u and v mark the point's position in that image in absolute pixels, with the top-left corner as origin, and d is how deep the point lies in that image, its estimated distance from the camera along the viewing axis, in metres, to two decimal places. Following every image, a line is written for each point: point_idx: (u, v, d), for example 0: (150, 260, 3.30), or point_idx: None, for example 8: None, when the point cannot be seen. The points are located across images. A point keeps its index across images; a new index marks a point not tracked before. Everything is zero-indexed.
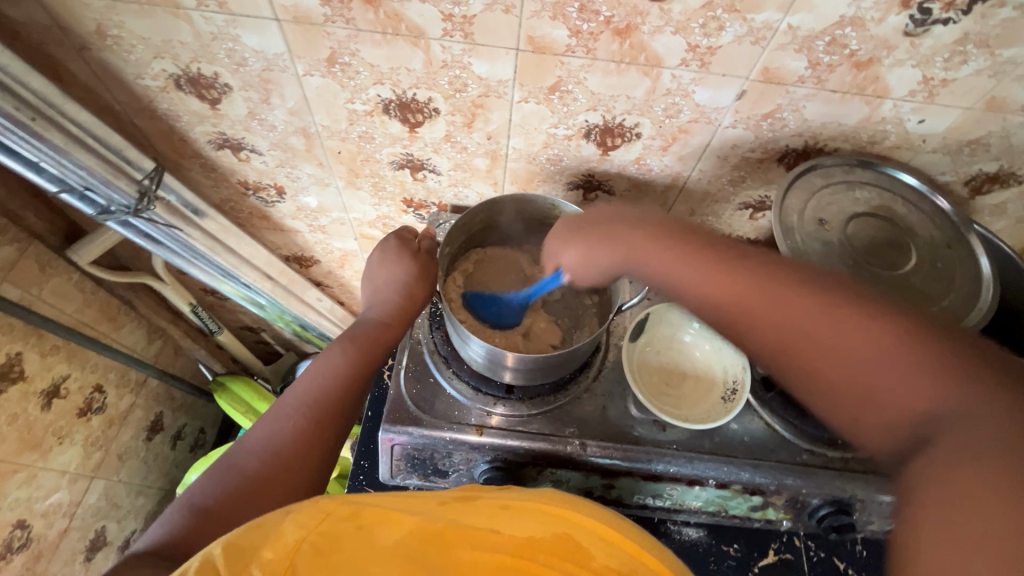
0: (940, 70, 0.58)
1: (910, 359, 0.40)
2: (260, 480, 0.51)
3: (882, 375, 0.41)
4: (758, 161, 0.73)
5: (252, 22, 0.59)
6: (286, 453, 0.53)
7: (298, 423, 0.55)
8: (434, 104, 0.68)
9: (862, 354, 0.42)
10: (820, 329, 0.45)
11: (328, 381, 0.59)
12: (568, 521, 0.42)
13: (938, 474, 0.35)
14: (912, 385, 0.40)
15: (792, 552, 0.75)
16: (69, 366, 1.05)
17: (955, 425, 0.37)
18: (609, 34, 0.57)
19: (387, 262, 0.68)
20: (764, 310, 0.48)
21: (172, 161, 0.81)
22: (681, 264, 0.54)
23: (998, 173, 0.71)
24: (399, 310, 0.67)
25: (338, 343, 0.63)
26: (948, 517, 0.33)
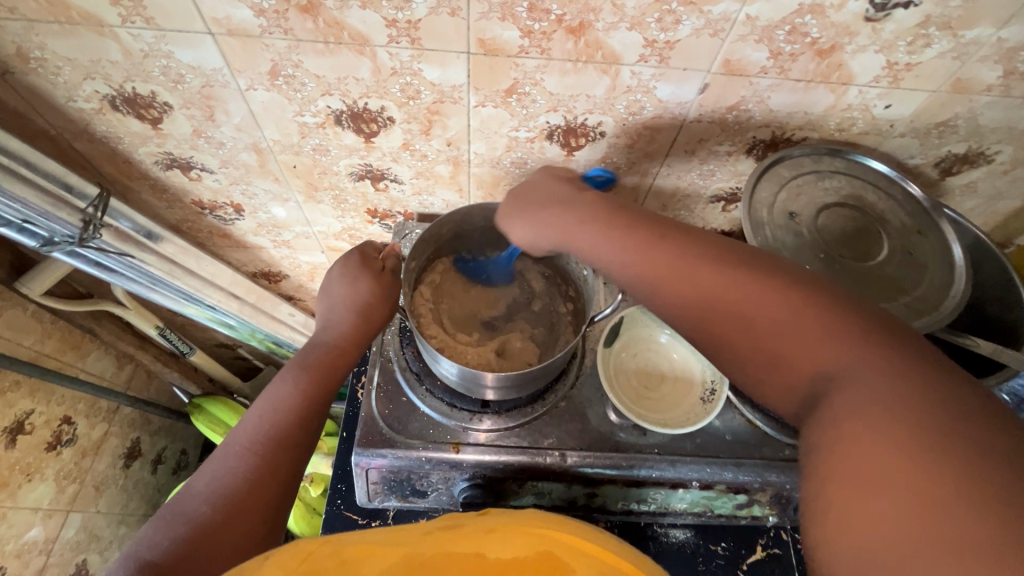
0: (903, 54, 0.57)
1: (817, 326, 0.42)
2: (212, 527, 0.48)
3: (789, 341, 0.43)
4: (727, 154, 0.71)
5: (184, 38, 0.56)
6: (239, 495, 0.50)
7: (250, 463, 0.52)
8: (388, 113, 0.65)
9: (778, 324, 0.44)
10: (737, 305, 0.46)
11: (280, 416, 0.56)
12: (548, 538, 0.40)
13: (850, 428, 0.37)
14: (820, 346, 0.42)
15: (781, 546, 0.75)
16: (33, 401, 1.01)
17: (853, 387, 0.39)
18: (563, 33, 0.55)
19: (344, 280, 0.65)
20: (691, 293, 0.48)
21: (119, 184, 0.77)
22: (610, 234, 0.53)
23: (967, 154, 0.70)
24: (358, 330, 0.64)
25: (290, 372, 0.60)
26: (867, 475, 0.35)
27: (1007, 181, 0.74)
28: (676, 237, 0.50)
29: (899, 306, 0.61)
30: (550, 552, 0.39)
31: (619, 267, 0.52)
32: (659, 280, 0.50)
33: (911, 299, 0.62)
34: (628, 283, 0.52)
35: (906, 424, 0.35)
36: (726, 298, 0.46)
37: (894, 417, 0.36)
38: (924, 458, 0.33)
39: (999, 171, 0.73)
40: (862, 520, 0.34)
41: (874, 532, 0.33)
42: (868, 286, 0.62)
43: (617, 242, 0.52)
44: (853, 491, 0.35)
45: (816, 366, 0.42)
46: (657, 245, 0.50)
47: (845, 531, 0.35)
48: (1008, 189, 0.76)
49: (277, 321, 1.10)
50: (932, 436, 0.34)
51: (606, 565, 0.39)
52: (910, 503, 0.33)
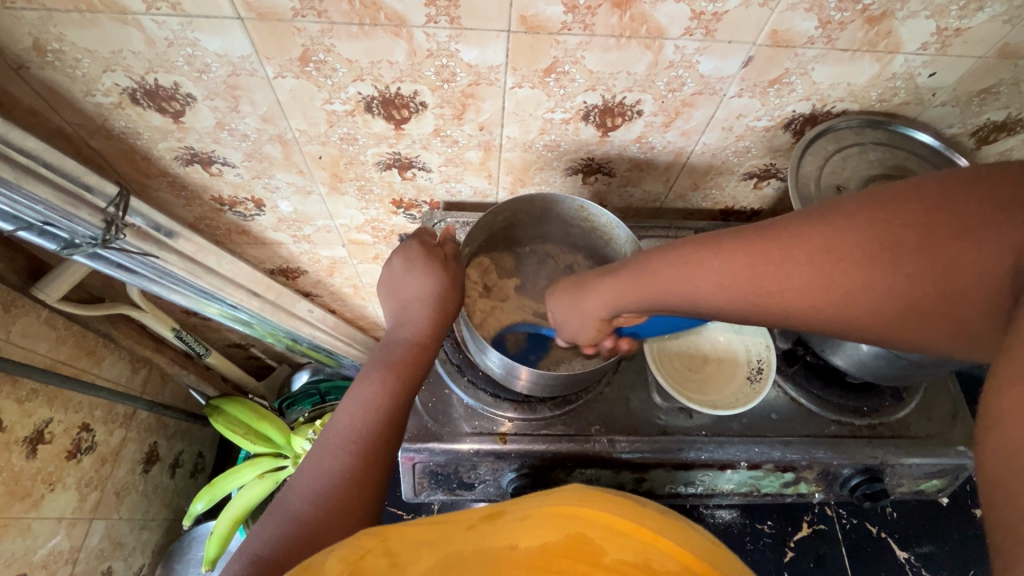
0: (954, 19, 0.55)
1: (949, 242, 0.38)
2: (317, 523, 0.46)
3: (935, 263, 0.38)
4: (764, 130, 0.70)
5: (212, 24, 0.53)
6: (341, 493, 0.49)
7: (348, 461, 0.51)
8: (420, 98, 0.63)
9: (891, 261, 0.40)
10: (848, 262, 0.42)
11: (370, 414, 0.55)
12: (578, 518, 0.40)
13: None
14: (985, 249, 0.36)
15: (826, 522, 0.75)
16: (51, 409, 0.98)
17: None
18: (608, 7, 0.53)
19: (416, 273, 0.63)
20: (815, 280, 0.44)
21: (136, 182, 0.75)
22: (677, 257, 0.53)
23: (1005, 121, 0.69)
24: (432, 324, 0.63)
25: (374, 371, 0.58)
26: None
27: None
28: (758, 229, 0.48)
29: None
30: (584, 533, 0.39)
31: (725, 287, 0.50)
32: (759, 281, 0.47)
33: None
34: (749, 297, 0.49)
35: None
36: (849, 243, 0.42)
37: None
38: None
39: None
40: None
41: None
42: None
43: (703, 253, 0.51)
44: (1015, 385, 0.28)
45: (978, 274, 0.37)
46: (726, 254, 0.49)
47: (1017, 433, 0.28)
48: None
49: (296, 318, 1.08)
50: None
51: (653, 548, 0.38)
52: None
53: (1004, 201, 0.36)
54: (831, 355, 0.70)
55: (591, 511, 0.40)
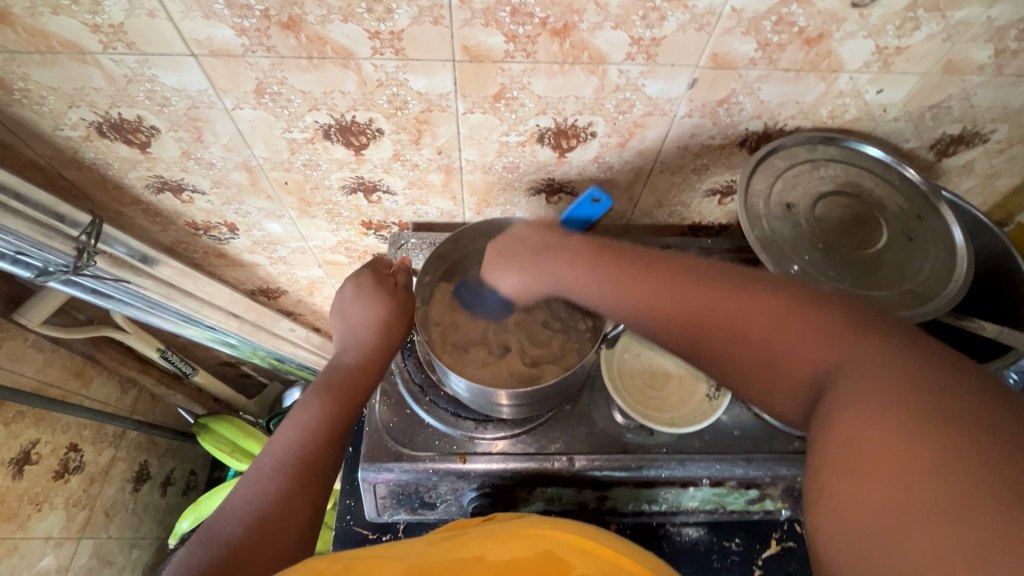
0: (893, 38, 0.56)
1: (792, 333, 0.43)
2: (251, 549, 0.47)
3: (799, 346, 0.43)
4: (720, 148, 0.70)
5: (167, 61, 0.55)
6: (274, 512, 0.50)
7: (283, 485, 0.52)
8: (376, 125, 0.65)
9: (773, 327, 0.44)
10: (750, 314, 0.46)
11: (308, 435, 0.57)
12: (549, 538, 0.40)
13: (849, 415, 0.36)
14: (809, 350, 0.42)
15: (795, 540, 0.74)
16: (37, 430, 1.00)
17: (852, 371, 0.38)
18: (547, 36, 0.54)
19: (362, 301, 0.66)
20: (694, 326, 0.49)
21: (111, 210, 0.77)
22: (596, 282, 0.57)
23: (962, 134, 0.69)
24: (376, 350, 0.65)
25: (315, 394, 0.60)
26: (863, 463, 0.34)
27: (1003, 159, 0.74)
28: (660, 266, 0.53)
29: (901, 293, 0.60)
30: (549, 550, 0.39)
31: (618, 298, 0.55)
32: (670, 307, 0.51)
33: (912, 287, 0.61)
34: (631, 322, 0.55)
35: (914, 413, 0.34)
36: (715, 310, 0.48)
37: (886, 404, 0.35)
38: (914, 438, 0.33)
39: (996, 150, 0.72)
40: (858, 499, 0.33)
41: (859, 512, 0.33)
42: (870, 275, 0.61)
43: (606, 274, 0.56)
44: (854, 481, 0.34)
45: (816, 363, 0.42)
46: (664, 279, 0.52)
47: (850, 515, 0.33)
48: (1006, 167, 0.75)
49: (277, 337, 1.10)
50: (928, 412, 0.33)
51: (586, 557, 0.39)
52: (903, 480, 0.32)
53: (828, 321, 0.42)
54: None
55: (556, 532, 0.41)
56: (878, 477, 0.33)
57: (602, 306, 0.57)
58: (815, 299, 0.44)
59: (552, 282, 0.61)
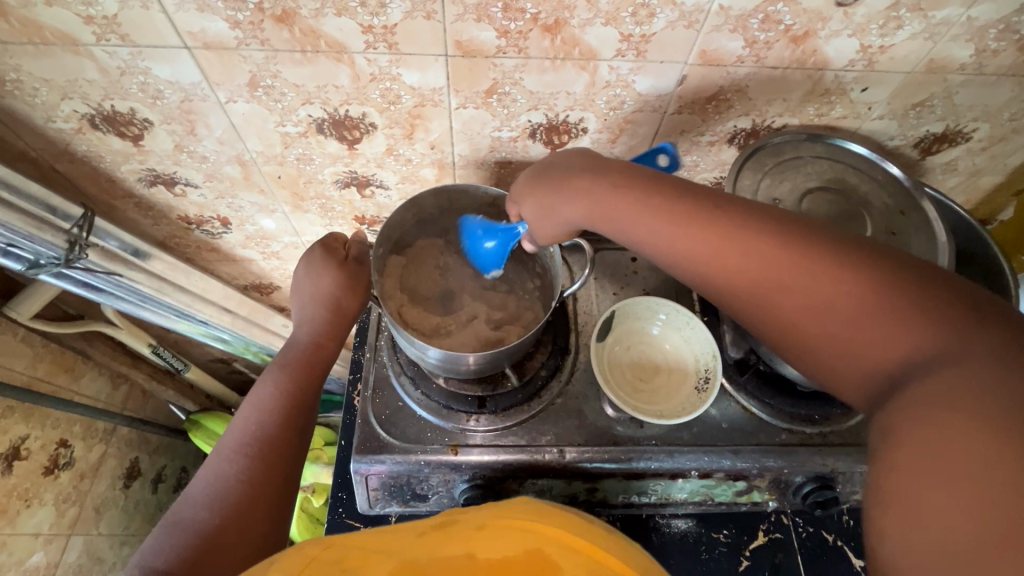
0: (877, 37, 0.57)
1: (881, 320, 0.40)
2: (218, 527, 0.48)
3: (872, 334, 0.40)
4: (709, 144, 0.71)
5: (161, 53, 0.56)
6: (239, 493, 0.51)
7: (243, 463, 0.53)
8: (369, 119, 0.65)
9: (857, 309, 0.41)
10: (829, 290, 0.42)
11: (266, 415, 0.57)
12: (537, 535, 0.40)
13: (934, 418, 0.34)
14: (896, 339, 0.39)
15: (782, 531, 0.75)
16: (27, 426, 1.00)
17: (945, 369, 0.36)
18: (539, 31, 0.55)
19: (312, 275, 0.65)
20: (754, 290, 0.46)
21: (103, 203, 0.77)
22: (646, 223, 0.51)
23: (945, 133, 0.71)
24: (332, 325, 0.65)
25: (269, 374, 0.60)
26: (932, 465, 0.33)
27: (986, 157, 0.75)
28: (730, 215, 0.47)
29: None
30: (541, 549, 0.39)
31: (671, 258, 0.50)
32: (730, 268, 0.47)
33: None
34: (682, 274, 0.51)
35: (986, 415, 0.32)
36: (787, 280, 0.44)
37: (983, 413, 0.32)
38: (1004, 449, 0.30)
39: (978, 148, 0.74)
40: (916, 503, 0.32)
41: (918, 515, 0.32)
42: None
43: (659, 219, 0.50)
44: (913, 483, 0.33)
45: (901, 351, 0.39)
46: (713, 246, 0.47)
47: (903, 519, 0.33)
48: (988, 165, 0.77)
49: (270, 333, 1.10)
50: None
51: (523, 533, 0.40)
52: (970, 493, 0.31)
53: (925, 309, 0.38)
54: (782, 364, 0.71)
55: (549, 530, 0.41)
56: (948, 485, 0.31)
57: (639, 245, 0.53)
58: (916, 279, 0.40)
59: (583, 214, 0.56)
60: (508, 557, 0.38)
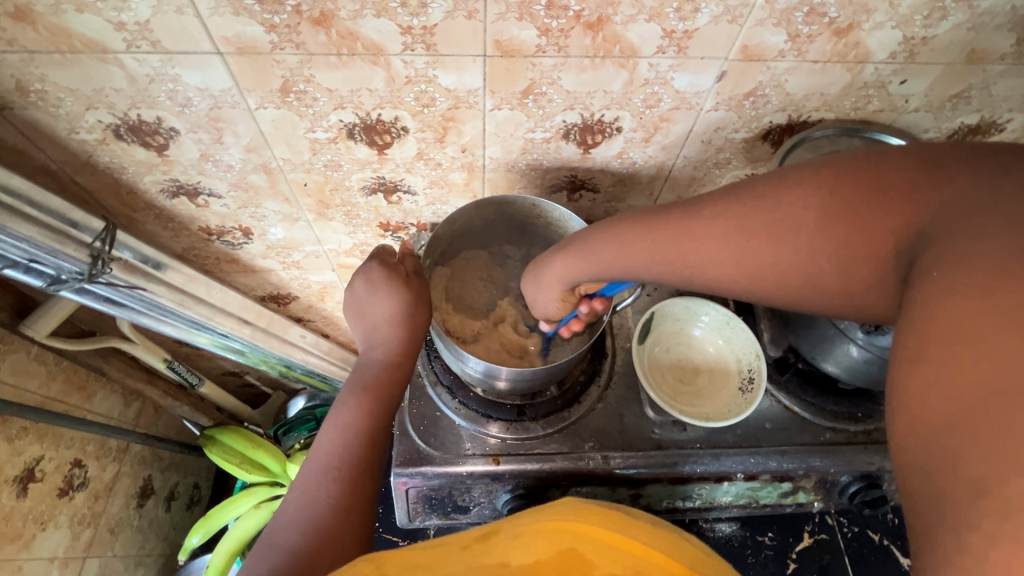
0: (920, 28, 0.57)
1: (853, 213, 0.37)
2: (318, 559, 0.46)
3: (848, 230, 0.37)
4: (743, 141, 0.71)
5: (192, 59, 0.54)
6: (330, 518, 0.49)
7: (335, 491, 0.51)
8: (402, 122, 0.64)
9: (824, 214, 0.38)
10: (791, 212, 0.40)
11: (352, 440, 0.55)
12: (567, 534, 0.40)
13: (933, 288, 0.30)
14: (875, 226, 0.36)
15: (827, 532, 0.74)
16: (41, 446, 0.97)
17: (937, 233, 0.32)
18: (580, 30, 0.54)
19: (379, 290, 0.62)
20: (723, 242, 0.44)
21: (123, 216, 0.75)
22: (625, 246, 0.51)
23: (980, 124, 0.70)
24: (402, 345, 0.63)
25: (351, 395, 0.58)
26: (948, 319, 0.28)
27: None
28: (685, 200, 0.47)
29: None
30: (573, 548, 0.39)
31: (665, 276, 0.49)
32: (687, 234, 0.46)
33: None
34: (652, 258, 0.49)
35: (996, 254, 0.28)
36: (751, 221, 0.42)
37: (982, 254, 0.29)
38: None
39: (1010, 139, 0.73)
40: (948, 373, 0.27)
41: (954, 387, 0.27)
42: None
43: (633, 228, 0.50)
44: (941, 349, 0.28)
45: (891, 235, 0.36)
46: (686, 230, 0.46)
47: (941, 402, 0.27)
48: None
49: (287, 344, 1.08)
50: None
51: (555, 532, 0.40)
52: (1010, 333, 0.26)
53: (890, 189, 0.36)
54: (822, 362, 0.70)
55: (583, 528, 0.40)
56: (975, 337, 0.27)
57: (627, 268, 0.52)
58: (863, 169, 0.38)
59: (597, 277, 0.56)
60: (541, 560, 0.38)
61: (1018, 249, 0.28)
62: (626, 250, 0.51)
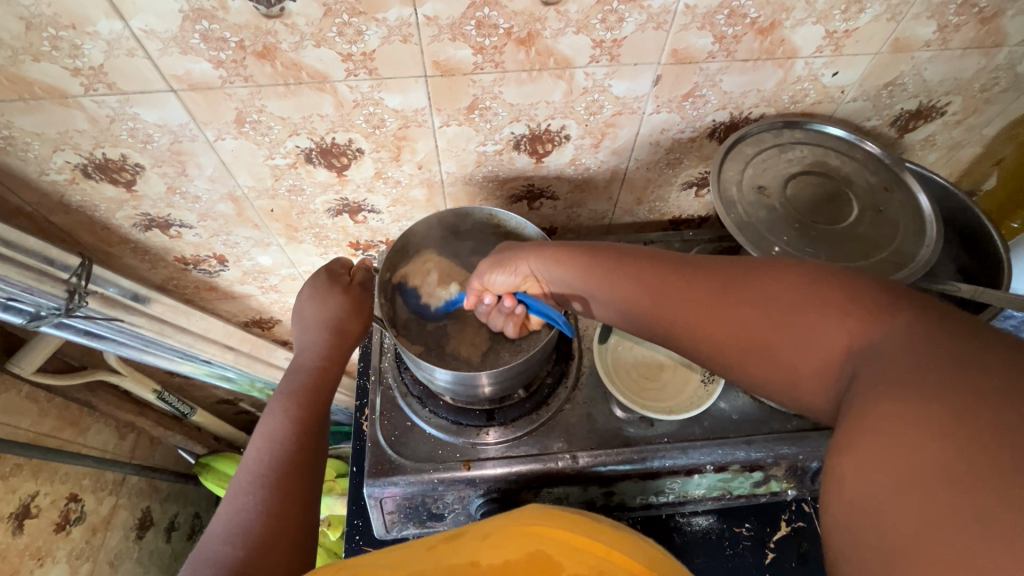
0: (841, 22, 0.59)
1: (807, 313, 0.40)
2: (251, 556, 0.46)
3: (801, 328, 0.40)
4: (690, 140, 0.73)
5: (148, 98, 0.57)
6: (262, 525, 0.49)
7: (264, 493, 0.51)
8: (356, 144, 0.66)
9: (785, 308, 0.41)
10: (758, 301, 0.43)
11: (279, 443, 0.56)
12: (535, 536, 0.40)
13: (867, 413, 0.33)
14: (825, 328, 0.39)
15: (805, 520, 0.74)
16: (36, 482, 0.98)
17: (877, 355, 0.36)
18: (513, 45, 0.57)
19: (317, 301, 0.68)
20: (694, 321, 0.47)
21: (100, 251, 0.78)
22: (610, 279, 0.55)
23: (919, 109, 0.72)
24: (332, 347, 0.66)
25: (276, 404, 0.60)
26: (874, 444, 0.32)
27: (962, 130, 0.77)
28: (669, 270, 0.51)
29: (875, 263, 0.61)
30: (539, 549, 0.39)
31: (646, 319, 0.52)
32: (665, 305, 0.49)
33: (886, 255, 0.62)
34: (642, 315, 0.52)
35: (922, 393, 0.31)
36: (720, 306, 0.45)
37: (911, 390, 0.32)
38: (935, 421, 0.30)
39: (953, 122, 0.75)
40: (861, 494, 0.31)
41: (865, 506, 0.31)
42: (844, 246, 0.63)
43: (622, 275, 0.54)
44: (860, 470, 0.32)
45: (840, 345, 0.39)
46: (667, 302, 0.49)
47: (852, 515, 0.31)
48: (966, 138, 0.78)
49: (273, 367, 1.10)
50: (952, 395, 0.30)
51: (523, 536, 0.40)
52: (917, 472, 0.29)
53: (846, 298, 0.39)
54: None
55: (548, 530, 0.40)
56: (889, 465, 0.31)
57: (611, 302, 0.55)
58: (825, 274, 0.41)
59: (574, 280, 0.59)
60: (510, 560, 0.38)
61: (942, 391, 0.31)
62: (612, 287, 0.54)
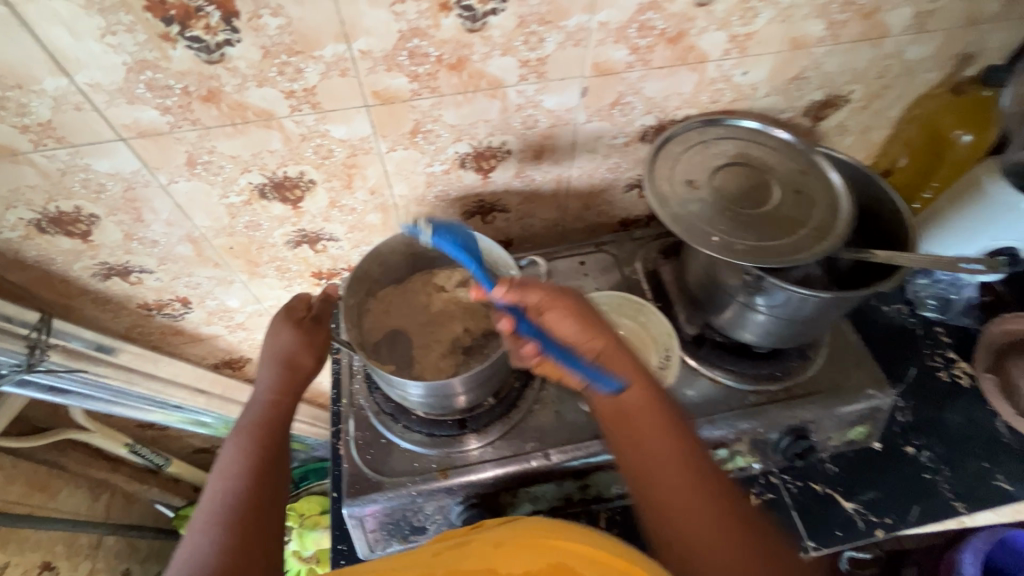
0: (740, 26, 0.65)
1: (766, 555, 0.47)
2: None
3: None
4: (625, 145, 0.78)
5: (98, 149, 0.59)
6: (218, 562, 0.49)
7: (217, 531, 0.52)
8: (308, 176, 0.69)
9: (754, 556, 0.47)
10: (730, 531, 0.48)
11: (232, 479, 0.57)
12: (553, 549, 0.41)
13: None
14: None
15: (774, 491, 0.78)
16: (4, 554, 0.94)
17: None
18: (445, 71, 0.61)
19: (272, 331, 0.71)
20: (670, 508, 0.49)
21: (59, 305, 0.78)
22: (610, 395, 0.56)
23: (827, 99, 0.79)
24: (285, 380, 0.68)
25: (232, 443, 0.62)
26: None
27: (869, 114, 0.84)
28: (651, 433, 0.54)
29: (798, 239, 0.65)
30: (558, 560, 0.40)
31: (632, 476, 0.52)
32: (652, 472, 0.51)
33: (809, 231, 0.66)
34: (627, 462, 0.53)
35: None
36: (693, 511, 0.49)
37: None
38: None
39: (859, 107, 0.82)
40: None
41: None
42: (769, 227, 0.67)
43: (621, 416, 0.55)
44: None
45: None
46: (652, 472, 0.52)
47: None
48: (874, 121, 0.86)
49: None
50: None
51: (542, 548, 0.41)
52: None
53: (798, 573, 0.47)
54: (741, 333, 0.74)
55: (564, 541, 0.42)
56: None
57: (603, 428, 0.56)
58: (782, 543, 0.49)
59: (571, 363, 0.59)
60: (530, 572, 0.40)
61: None
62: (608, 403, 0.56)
